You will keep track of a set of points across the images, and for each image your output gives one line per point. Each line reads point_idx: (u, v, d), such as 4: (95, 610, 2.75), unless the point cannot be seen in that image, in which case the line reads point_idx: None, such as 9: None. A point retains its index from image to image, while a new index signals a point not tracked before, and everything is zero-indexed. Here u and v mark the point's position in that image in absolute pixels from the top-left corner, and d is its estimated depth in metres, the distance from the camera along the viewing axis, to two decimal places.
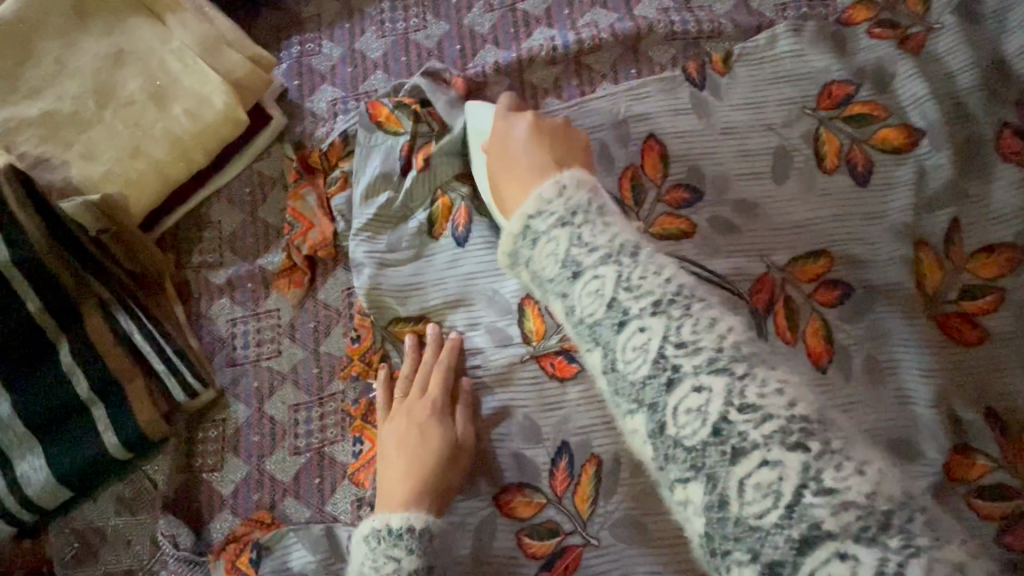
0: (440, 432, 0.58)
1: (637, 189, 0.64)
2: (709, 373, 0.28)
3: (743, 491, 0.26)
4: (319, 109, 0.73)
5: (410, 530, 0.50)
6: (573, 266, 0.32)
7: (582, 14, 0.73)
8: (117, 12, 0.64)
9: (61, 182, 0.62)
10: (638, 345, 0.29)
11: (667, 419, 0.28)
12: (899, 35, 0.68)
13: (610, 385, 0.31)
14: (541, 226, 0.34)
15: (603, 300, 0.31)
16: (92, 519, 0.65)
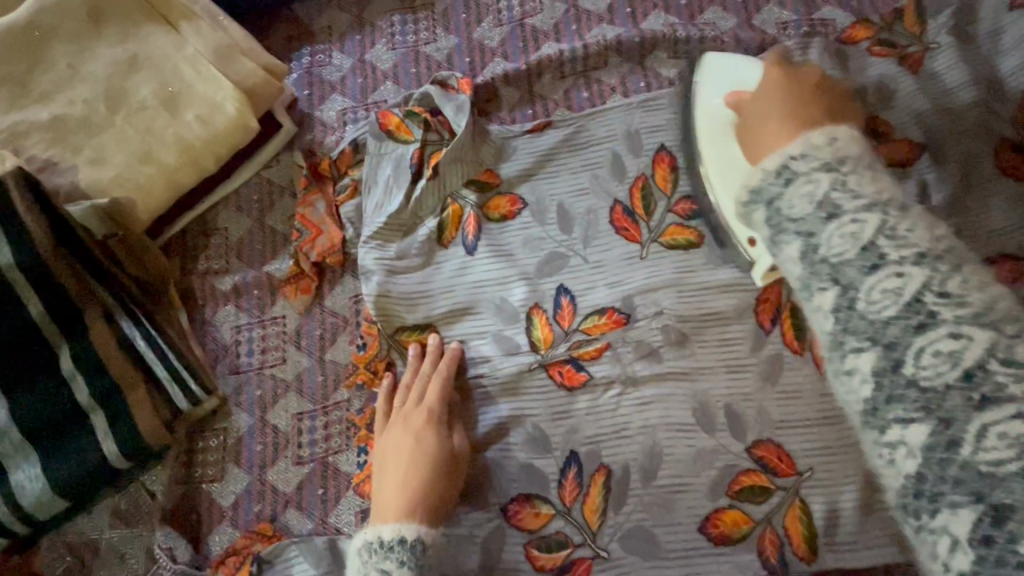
0: (438, 443, 0.57)
1: (647, 199, 0.67)
2: (972, 326, 0.31)
3: (985, 438, 0.29)
4: (329, 118, 0.73)
5: (402, 542, 0.49)
6: (829, 209, 0.36)
7: (590, 28, 0.74)
8: (131, 19, 0.64)
9: (69, 186, 0.61)
10: (893, 291, 0.33)
11: (905, 358, 0.32)
12: (899, 53, 0.70)
13: (838, 323, 0.35)
14: (802, 167, 0.38)
15: (858, 247, 0.35)
16: (85, 532, 0.63)
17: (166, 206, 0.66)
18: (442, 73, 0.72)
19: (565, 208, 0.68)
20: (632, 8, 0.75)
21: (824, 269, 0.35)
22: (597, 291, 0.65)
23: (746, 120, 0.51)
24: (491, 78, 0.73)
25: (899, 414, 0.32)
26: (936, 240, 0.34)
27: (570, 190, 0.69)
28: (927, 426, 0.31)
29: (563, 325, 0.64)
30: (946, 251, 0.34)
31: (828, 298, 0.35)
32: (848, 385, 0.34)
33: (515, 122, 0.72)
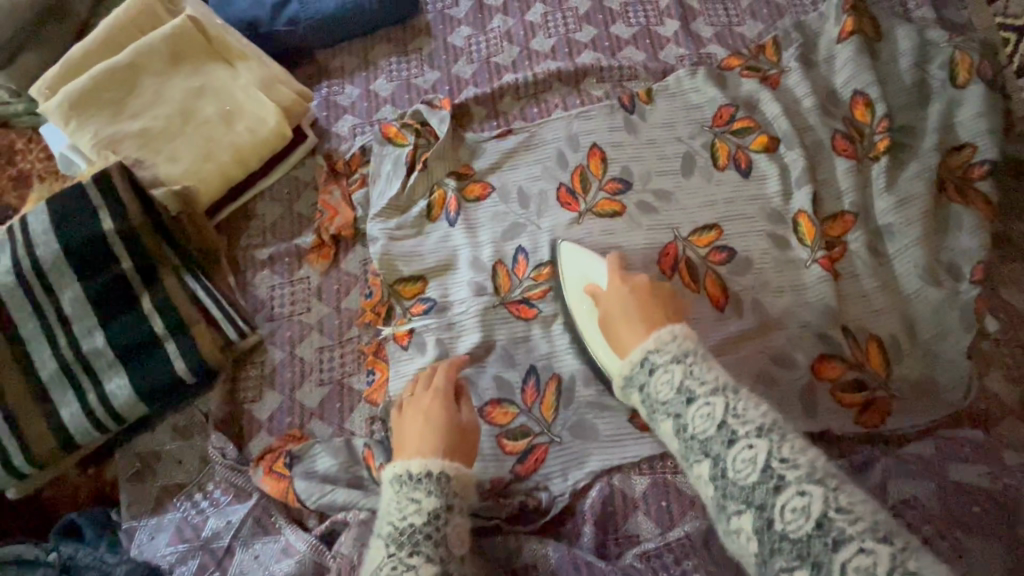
0: (446, 412, 0.69)
1: (584, 182, 0.89)
2: (758, 439, 0.52)
3: (786, 516, 0.49)
4: (342, 131, 0.96)
5: (428, 474, 0.63)
6: (688, 394, 0.57)
7: (538, 63, 0.99)
8: (200, 59, 0.88)
9: (152, 178, 0.83)
10: (747, 458, 0.52)
11: (731, 472, 0.52)
12: (761, 75, 0.93)
13: (716, 471, 0.53)
14: (657, 361, 0.60)
15: (715, 425, 0.55)
16: (150, 444, 0.79)
17: (220, 194, 0.87)
18: (428, 97, 0.97)
19: (523, 190, 0.90)
20: (569, 48, 0.99)
21: (695, 445, 0.55)
22: (547, 248, 0.86)
23: (603, 315, 0.70)
24: (464, 100, 0.96)
25: (734, 508, 0.51)
26: (735, 406, 0.55)
27: (527, 178, 0.91)
28: (752, 516, 0.50)
29: (519, 273, 0.85)
30: (743, 434, 0.53)
31: (703, 469, 0.54)
32: (735, 533, 0.51)
33: (484, 132, 0.95)
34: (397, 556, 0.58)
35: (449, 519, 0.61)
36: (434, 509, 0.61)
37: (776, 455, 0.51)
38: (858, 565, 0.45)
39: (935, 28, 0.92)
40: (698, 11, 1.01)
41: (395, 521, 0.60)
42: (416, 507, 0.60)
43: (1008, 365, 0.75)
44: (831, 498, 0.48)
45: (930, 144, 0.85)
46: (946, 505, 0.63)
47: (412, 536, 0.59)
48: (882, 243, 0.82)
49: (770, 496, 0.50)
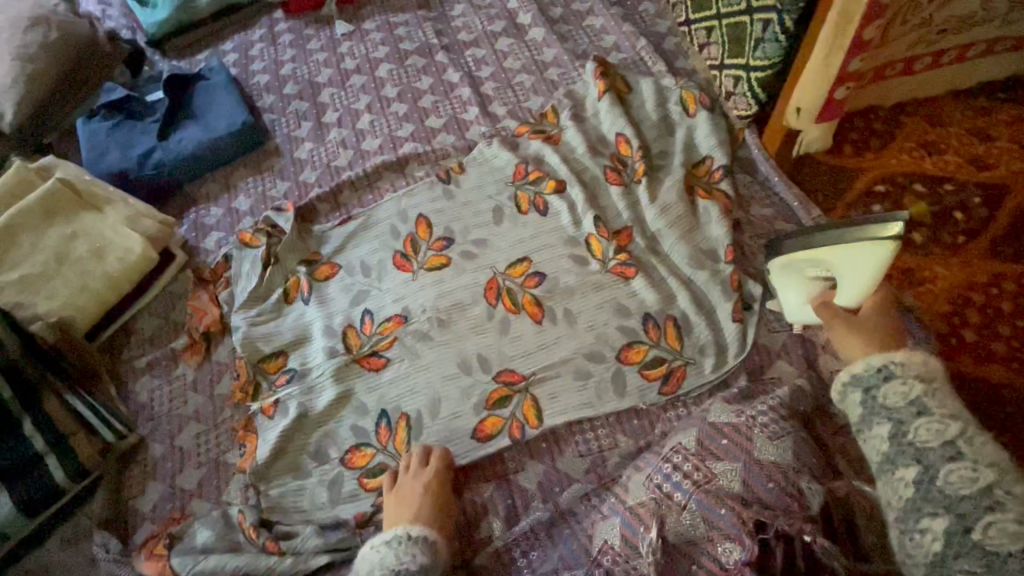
0: (440, 491, 0.80)
1: (415, 247, 1.06)
2: (986, 466, 0.55)
3: (988, 534, 0.52)
4: (209, 246, 1.12)
5: (423, 538, 0.73)
6: (919, 407, 0.61)
7: (369, 159, 1.19)
8: (72, 210, 1.04)
9: (30, 315, 0.95)
10: (927, 429, 0.59)
11: (940, 478, 0.56)
12: (544, 136, 1.15)
13: (920, 486, 0.57)
14: (896, 371, 0.63)
15: (906, 400, 0.62)
16: (41, 559, 0.85)
17: (98, 318, 1.00)
18: (278, 204, 1.15)
19: (364, 262, 1.06)
20: (393, 143, 1.21)
21: (910, 449, 0.59)
22: (389, 304, 1.00)
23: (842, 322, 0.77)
24: (309, 200, 1.15)
25: (928, 512, 0.56)
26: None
27: (367, 249, 1.08)
28: (946, 521, 0.55)
29: (366, 331, 0.98)
30: (938, 412, 0.60)
31: (884, 429, 0.62)
32: (896, 482, 0.59)
33: (330, 222, 1.13)
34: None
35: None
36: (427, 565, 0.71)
37: (965, 436, 0.58)
38: (1005, 526, 0.51)
39: (667, 76, 1.17)
40: (493, 97, 1.25)
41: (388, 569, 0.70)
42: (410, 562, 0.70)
43: (766, 321, 0.93)
44: (1001, 481, 0.54)
45: (677, 162, 1.06)
46: (704, 444, 0.73)
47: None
48: (656, 244, 1.01)
49: (944, 461, 0.57)
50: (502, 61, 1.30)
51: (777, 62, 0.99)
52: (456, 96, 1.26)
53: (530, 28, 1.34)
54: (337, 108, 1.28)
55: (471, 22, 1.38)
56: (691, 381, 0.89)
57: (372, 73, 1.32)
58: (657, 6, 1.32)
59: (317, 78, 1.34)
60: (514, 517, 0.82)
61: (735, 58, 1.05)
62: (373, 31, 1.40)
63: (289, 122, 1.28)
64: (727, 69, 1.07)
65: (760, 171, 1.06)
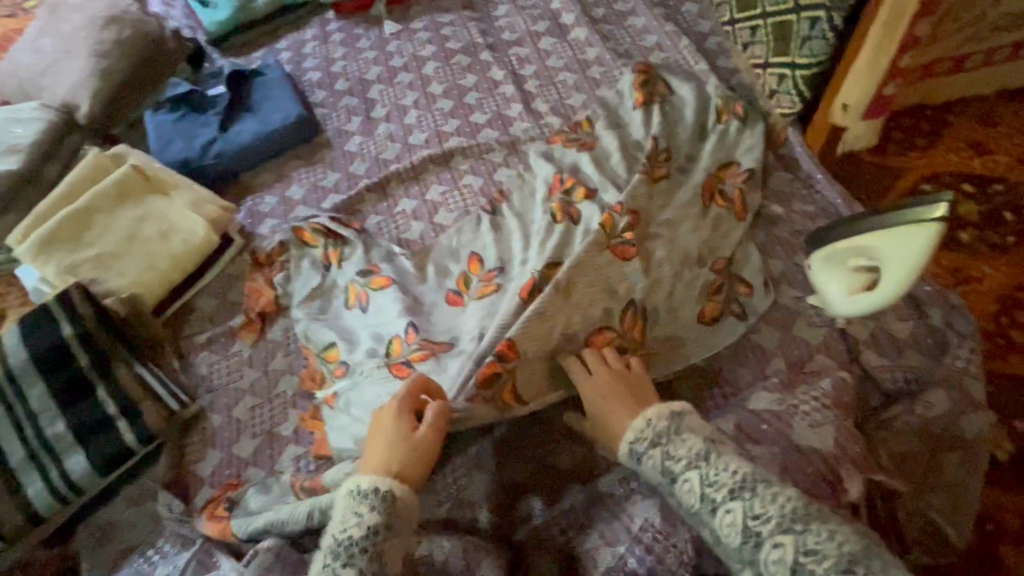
0: (408, 429, 0.74)
1: (467, 280, 0.98)
2: (732, 498, 0.65)
3: (771, 566, 0.61)
4: (265, 231, 1.18)
5: (375, 491, 0.68)
6: (670, 473, 0.69)
7: (415, 153, 1.24)
8: (143, 195, 1.11)
9: (105, 290, 1.02)
10: (688, 488, 0.68)
11: (720, 532, 0.65)
12: (581, 146, 1.12)
13: (721, 544, 0.65)
14: (641, 449, 0.72)
15: (659, 469, 0.70)
16: (107, 515, 0.91)
17: (163, 295, 1.06)
18: (331, 197, 1.20)
19: (419, 294, 0.99)
20: (439, 138, 1.25)
21: (697, 511, 0.67)
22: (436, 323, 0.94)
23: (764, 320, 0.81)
24: (359, 190, 1.20)
25: (743, 567, 0.63)
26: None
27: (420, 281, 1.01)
28: (748, 570, 0.63)
29: (407, 340, 0.90)
30: (694, 465, 0.68)
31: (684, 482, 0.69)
32: (708, 538, 0.66)
33: (379, 213, 1.18)
34: (331, 566, 0.65)
35: (387, 538, 0.66)
36: (374, 527, 0.66)
37: (710, 479, 0.67)
38: (783, 558, 0.60)
39: (710, 76, 1.19)
40: (536, 94, 1.29)
41: (337, 533, 0.67)
42: (359, 522, 0.66)
43: (808, 315, 0.93)
44: (749, 508, 0.64)
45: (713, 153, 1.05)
46: (742, 427, 0.74)
47: (349, 546, 0.65)
48: None
49: (711, 513, 0.66)
50: (545, 60, 1.34)
51: (823, 59, 0.99)
52: (500, 93, 1.30)
53: (573, 28, 1.37)
54: (385, 104, 1.33)
55: (514, 22, 1.42)
56: (730, 370, 0.90)
57: (419, 70, 1.38)
58: (700, 7, 1.34)
59: (367, 75, 1.40)
60: (554, 494, 0.84)
61: (781, 55, 1.06)
62: (420, 30, 1.45)
63: (339, 117, 1.33)
64: (772, 67, 1.08)
65: (802, 169, 1.07)
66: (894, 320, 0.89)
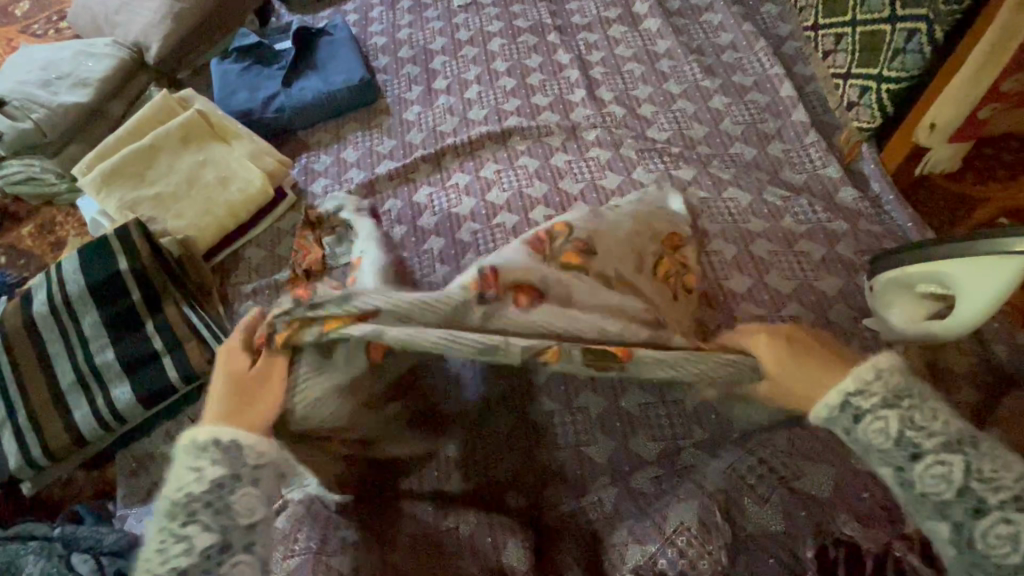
0: (233, 378, 0.63)
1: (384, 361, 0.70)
2: (1010, 505, 0.54)
3: None
4: (316, 190, 1.19)
5: (215, 443, 0.58)
6: (914, 449, 0.57)
7: (473, 128, 1.23)
8: (205, 140, 1.12)
9: (161, 230, 1.04)
10: (880, 430, 0.58)
11: (973, 535, 0.54)
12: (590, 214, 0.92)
13: (962, 544, 0.55)
14: (861, 406, 0.59)
15: (891, 441, 0.58)
16: (145, 446, 0.93)
17: (215, 241, 1.08)
18: (385, 162, 1.20)
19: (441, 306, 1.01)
20: (498, 115, 1.24)
21: (930, 508, 0.56)
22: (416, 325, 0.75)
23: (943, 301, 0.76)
24: (414, 159, 1.20)
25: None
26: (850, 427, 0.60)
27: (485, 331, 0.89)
28: None
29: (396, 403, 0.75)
30: (932, 447, 0.56)
31: (887, 425, 0.58)
32: (935, 539, 0.57)
33: (431, 184, 1.17)
34: (170, 528, 0.56)
35: (237, 489, 0.57)
36: (218, 480, 0.57)
37: (973, 471, 0.55)
38: None
39: (785, 81, 1.17)
40: (601, 81, 1.26)
41: (177, 489, 0.57)
42: (197, 477, 0.56)
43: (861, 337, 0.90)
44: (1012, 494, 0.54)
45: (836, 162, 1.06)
46: (794, 446, 0.76)
47: (189, 504, 0.56)
48: (753, 249, 1.00)
49: (911, 463, 0.57)
50: (613, 48, 1.31)
51: (914, 75, 0.95)
52: (564, 76, 1.28)
53: (646, 17, 1.34)
54: (447, 76, 1.32)
55: (586, 6, 1.39)
56: None
57: (484, 46, 1.36)
58: (782, 8, 1.29)
59: (431, 45, 1.38)
60: (582, 487, 0.84)
61: (866, 68, 1.02)
62: (489, 5, 1.43)
63: (400, 84, 1.33)
64: (854, 78, 1.04)
65: (872, 188, 1.03)
66: (953, 355, 0.87)
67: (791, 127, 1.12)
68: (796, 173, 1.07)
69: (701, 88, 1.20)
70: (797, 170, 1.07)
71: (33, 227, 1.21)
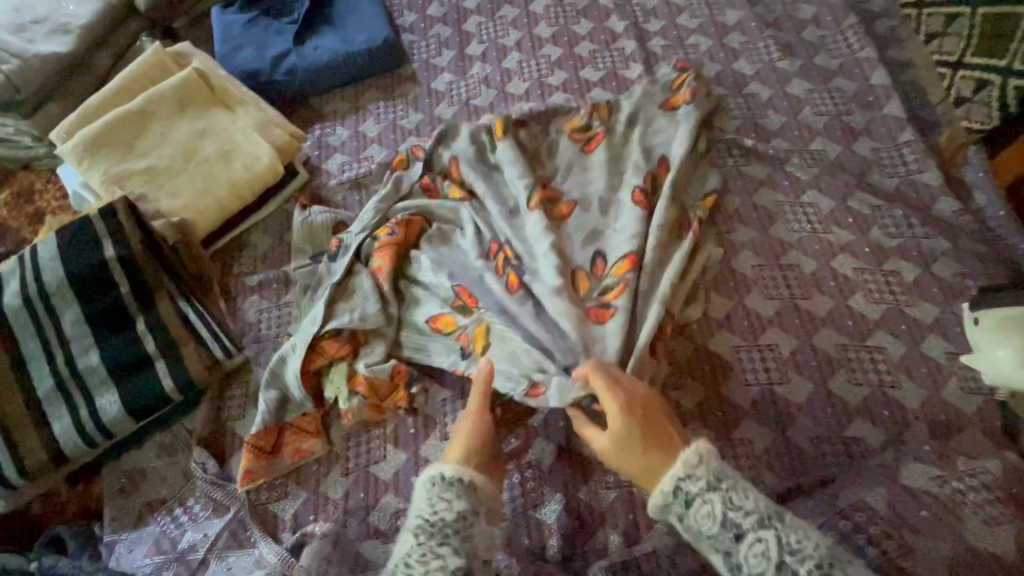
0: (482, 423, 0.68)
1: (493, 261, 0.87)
2: None
3: None
4: (332, 168, 1.04)
5: (458, 480, 0.60)
6: (737, 532, 0.58)
7: (514, 104, 1.07)
8: (204, 105, 0.97)
9: (153, 209, 0.90)
10: (707, 513, 0.59)
11: None
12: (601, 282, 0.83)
13: None
14: (692, 492, 0.60)
15: (720, 525, 0.58)
16: (136, 461, 0.82)
17: (216, 226, 0.94)
18: (410, 139, 1.05)
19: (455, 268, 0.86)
20: (542, 90, 1.08)
21: None
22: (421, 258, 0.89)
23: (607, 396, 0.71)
24: None
25: None
26: (701, 535, 0.60)
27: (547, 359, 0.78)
28: None
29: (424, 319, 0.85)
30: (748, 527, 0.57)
31: (720, 561, 0.59)
32: None
33: None
34: (425, 546, 0.57)
35: (477, 520, 0.60)
36: (464, 511, 0.59)
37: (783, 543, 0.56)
38: None
39: (878, 67, 1.01)
40: (661, 56, 1.09)
41: (424, 515, 0.60)
42: (448, 507, 0.59)
43: (961, 377, 0.78)
44: (783, 542, 0.56)
45: (933, 164, 0.92)
46: (896, 510, 0.65)
47: (439, 529, 0.58)
48: (834, 266, 0.87)
49: (735, 545, 0.57)
50: (675, 17, 1.13)
51: None
52: (618, 48, 1.11)
53: None
54: (483, 40, 1.15)
55: None
56: (857, 427, 0.77)
57: (526, 7, 1.18)
58: None
59: (465, 2, 1.21)
60: (635, 536, 0.74)
61: (987, 57, 0.88)
62: None
63: (428, 47, 1.16)
64: (969, 69, 0.90)
65: (976, 201, 0.89)
66: None
67: (883, 121, 0.97)
68: (887, 176, 0.93)
69: (778, 69, 1.04)
70: (889, 173, 0.93)
71: (7, 194, 1.06)
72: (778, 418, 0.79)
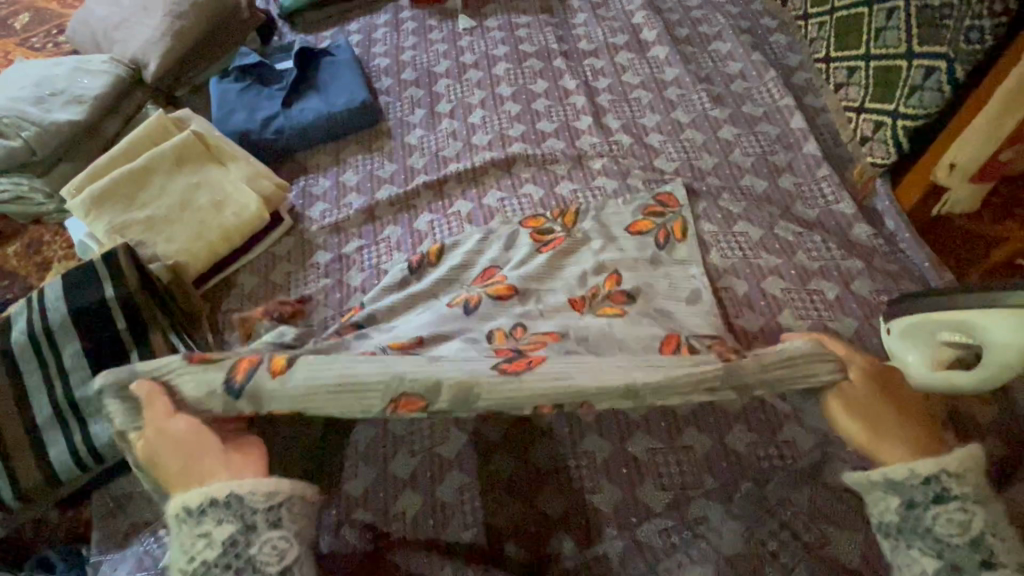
0: (202, 437, 0.58)
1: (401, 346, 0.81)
2: None
3: None
4: (315, 214, 1.15)
5: (207, 503, 0.53)
6: (934, 501, 0.55)
7: (478, 154, 1.19)
8: (201, 162, 1.09)
9: (151, 254, 1.00)
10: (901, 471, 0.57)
11: None
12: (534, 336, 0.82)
13: None
14: (931, 475, 0.55)
15: (918, 481, 0.56)
16: (123, 485, 0.88)
17: (207, 268, 1.04)
18: (386, 187, 1.17)
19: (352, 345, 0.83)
20: (503, 141, 1.21)
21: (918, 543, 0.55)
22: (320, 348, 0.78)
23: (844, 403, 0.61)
24: (416, 185, 1.16)
25: None
26: (923, 527, 0.55)
27: (406, 368, 0.59)
28: None
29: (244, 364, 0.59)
30: (959, 499, 0.55)
31: (930, 564, 0.54)
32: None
33: (432, 210, 1.14)
34: None
35: (252, 539, 0.53)
36: (232, 537, 0.53)
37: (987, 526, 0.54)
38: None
39: (796, 113, 1.15)
40: (608, 109, 1.23)
41: (188, 558, 0.53)
42: (205, 542, 0.53)
43: None
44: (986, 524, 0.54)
45: (846, 195, 1.04)
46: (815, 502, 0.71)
47: (205, 573, 0.52)
48: (764, 287, 0.97)
49: (930, 503, 0.55)
50: (620, 74, 1.28)
51: (932, 112, 0.91)
52: (570, 103, 1.25)
53: (653, 45, 1.32)
54: (451, 100, 1.30)
55: (593, 32, 1.38)
56: (788, 431, 0.84)
57: (489, 70, 1.34)
58: (790, 39, 1.28)
59: (435, 68, 1.36)
60: (587, 540, 0.79)
61: (881, 102, 0.98)
62: (494, 29, 1.42)
63: (403, 107, 1.30)
64: (869, 112, 1.01)
65: (886, 226, 1.00)
66: (976, 404, 0.84)
67: (803, 160, 1.09)
68: (807, 207, 1.04)
69: (710, 117, 1.18)
70: (809, 205, 1.05)
71: (19, 246, 1.17)
72: (716, 426, 0.86)
